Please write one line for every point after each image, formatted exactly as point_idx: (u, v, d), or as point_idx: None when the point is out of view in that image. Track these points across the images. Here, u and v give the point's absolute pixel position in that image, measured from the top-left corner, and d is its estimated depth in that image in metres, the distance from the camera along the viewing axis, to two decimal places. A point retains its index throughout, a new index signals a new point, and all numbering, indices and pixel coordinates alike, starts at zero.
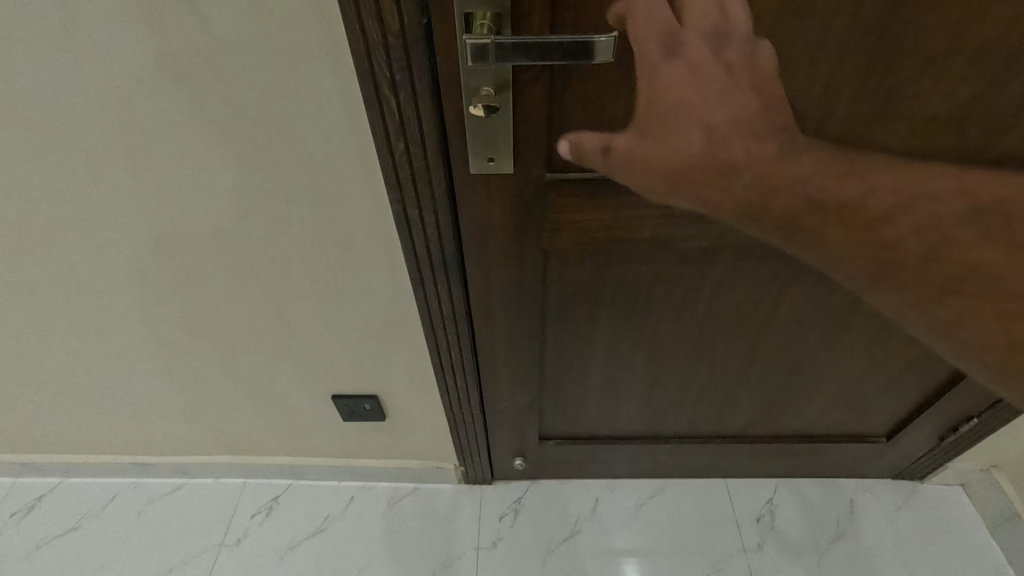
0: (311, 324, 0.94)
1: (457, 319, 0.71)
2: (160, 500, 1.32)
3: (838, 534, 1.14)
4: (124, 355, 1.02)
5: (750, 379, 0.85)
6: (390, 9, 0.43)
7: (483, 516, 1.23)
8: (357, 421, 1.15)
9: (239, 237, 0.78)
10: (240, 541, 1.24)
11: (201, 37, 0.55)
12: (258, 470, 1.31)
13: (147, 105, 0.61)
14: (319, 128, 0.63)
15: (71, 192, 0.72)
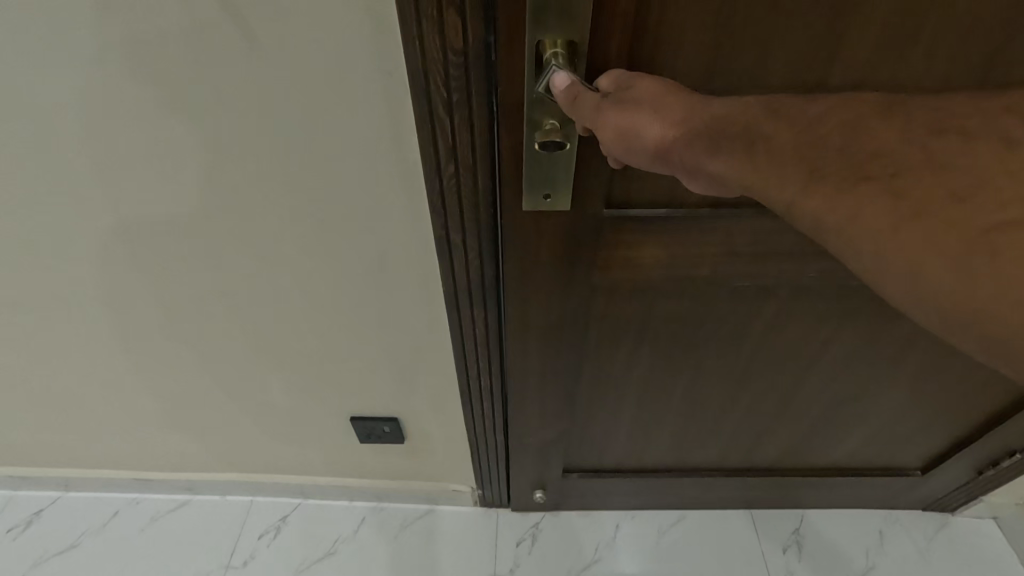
0: (333, 343, 0.90)
1: (491, 346, 0.67)
2: (163, 517, 1.27)
3: (868, 566, 1.10)
4: (133, 370, 0.99)
5: (793, 416, 0.81)
6: (452, 27, 0.41)
7: (500, 541, 1.20)
8: (373, 442, 1.12)
9: (265, 256, 0.75)
10: (246, 563, 1.20)
11: (243, 50, 0.52)
12: (266, 488, 1.27)
13: (179, 116, 0.58)
14: (362, 148, 0.60)
15: (90, 204, 0.69)
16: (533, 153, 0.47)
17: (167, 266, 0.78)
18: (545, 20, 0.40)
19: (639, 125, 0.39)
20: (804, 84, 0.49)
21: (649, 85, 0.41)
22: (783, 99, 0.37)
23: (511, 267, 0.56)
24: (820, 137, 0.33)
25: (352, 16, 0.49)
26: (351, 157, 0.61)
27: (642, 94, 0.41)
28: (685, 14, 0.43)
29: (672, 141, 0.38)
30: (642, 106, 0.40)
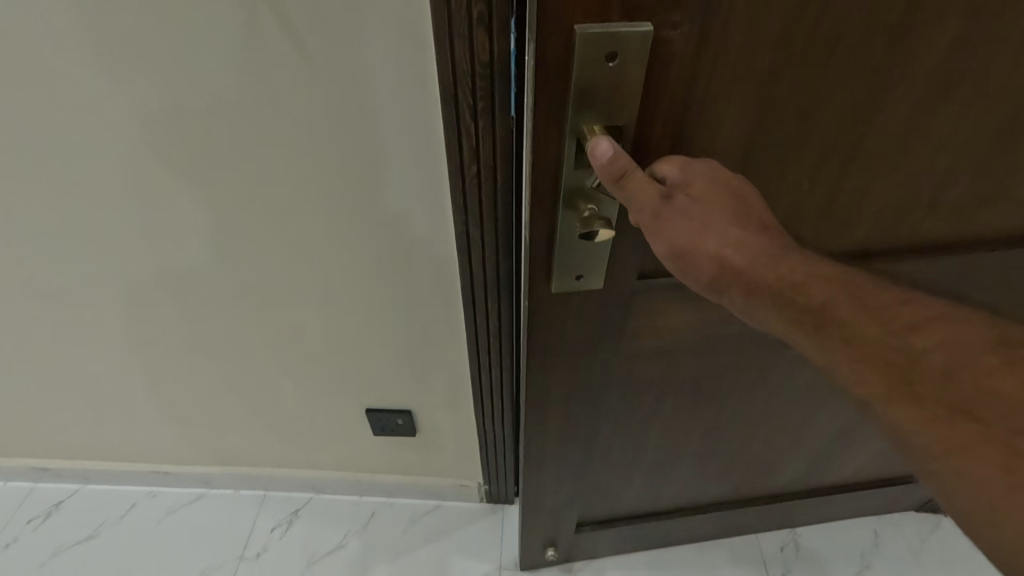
0: (356, 335, 0.97)
1: (500, 292, 0.83)
2: (179, 510, 1.31)
3: (862, 565, 1.15)
4: (163, 363, 1.04)
5: (804, 446, 0.82)
6: (479, 47, 0.56)
7: (505, 536, 1.24)
8: (386, 435, 1.17)
9: (296, 245, 0.82)
10: (259, 555, 1.24)
11: (295, 52, 0.61)
12: (279, 483, 1.30)
13: (232, 106, 0.66)
14: (392, 147, 0.69)
15: (147, 195, 0.76)
16: (566, 230, 0.48)
17: (212, 257, 0.84)
18: (585, 101, 0.42)
19: (695, 263, 0.44)
20: (839, 142, 0.50)
21: (708, 215, 0.44)
22: (861, 283, 0.44)
23: (537, 334, 0.55)
24: (908, 344, 0.42)
25: (393, 31, 0.59)
26: (382, 154, 0.70)
27: (699, 223, 0.44)
28: (732, 93, 0.44)
29: (724, 279, 0.44)
30: (702, 236, 0.44)
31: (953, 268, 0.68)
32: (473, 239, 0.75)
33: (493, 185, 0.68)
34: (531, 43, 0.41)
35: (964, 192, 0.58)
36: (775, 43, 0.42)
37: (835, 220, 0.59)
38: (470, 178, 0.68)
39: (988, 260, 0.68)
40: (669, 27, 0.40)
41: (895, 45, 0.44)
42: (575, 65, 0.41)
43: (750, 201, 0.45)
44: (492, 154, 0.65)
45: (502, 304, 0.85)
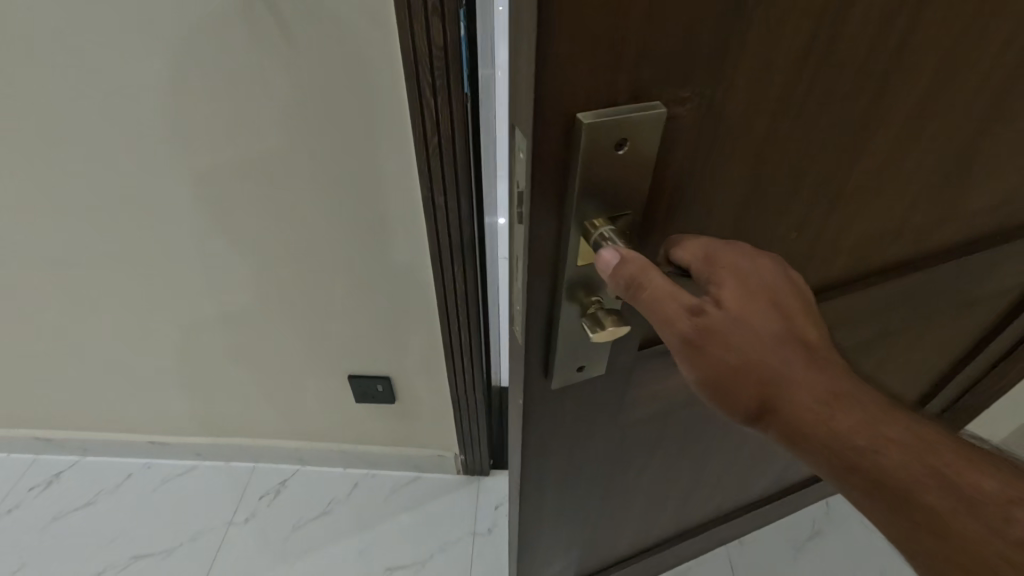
0: (338, 306, 1.03)
1: (464, 252, 0.88)
2: (174, 479, 1.38)
3: (815, 531, 1.28)
4: (156, 333, 1.12)
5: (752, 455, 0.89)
6: (434, 27, 0.65)
7: (480, 504, 1.33)
8: (369, 402, 1.21)
9: (276, 207, 0.88)
10: (248, 520, 1.31)
11: (274, 31, 0.69)
12: (267, 456, 1.37)
13: (217, 73, 0.73)
14: (366, 119, 0.77)
15: (148, 160, 0.84)
16: (566, 320, 0.46)
17: (204, 222, 0.91)
18: (587, 195, 0.39)
19: (732, 399, 0.40)
20: (824, 189, 0.49)
21: (747, 341, 0.39)
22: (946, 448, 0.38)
23: (533, 402, 0.53)
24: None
25: (364, 15, 0.68)
26: (358, 127, 0.78)
27: (736, 349, 0.39)
28: (725, 156, 0.42)
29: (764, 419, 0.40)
30: (738, 366, 0.39)
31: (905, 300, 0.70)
32: (439, 205, 0.82)
33: (454, 152, 0.76)
34: (525, 140, 0.36)
35: (924, 226, 0.59)
36: (775, 105, 0.40)
37: (816, 263, 0.58)
38: (432, 145, 0.76)
39: (938, 292, 0.71)
40: (677, 102, 0.37)
41: (875, 97, 0.43)
42: (578, 161, 0.37)
43: (786, 307, 0.40)
44: (451, 125, 0.74)
45: (468, 269, 0.91)
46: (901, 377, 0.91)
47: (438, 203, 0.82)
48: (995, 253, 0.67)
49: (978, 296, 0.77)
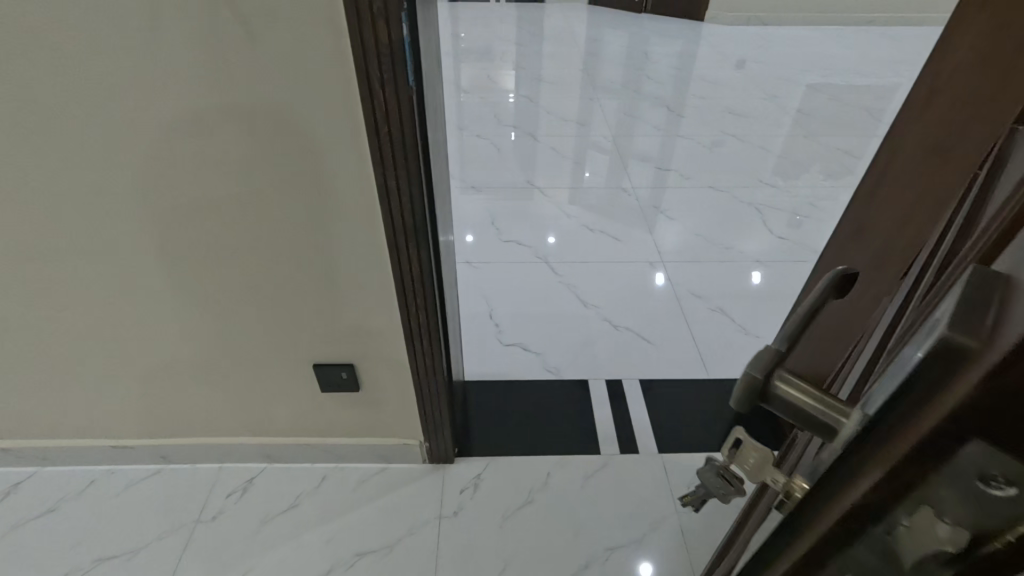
0: (302, 300, 1.07)
1: (417, 232, 0.93)
2: (139, 483, 1.39)
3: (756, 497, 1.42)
4: (115, 335, 1.13)
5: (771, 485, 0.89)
6: (380, 27, 0.71)
7: (446, 489, 1.40)
8: (333, 391, 1.25)
9: (235, 200, 0.92)
10: (215, 518, 1.33)
11: (227, 33, 0.73)
12: (234, 455, 1.40)
13: (173, 74, 0.77)
14: (320, 116, 0.81)
15: (101, 160, 0.86)
16: None
17: (163, 220, 0.94)
18: None
19: None
20: None
21: None
22: None
23: None
24: None
25: (309, 18, 0.71)
26: (313, 123, 0.81)
27: None
28: None
29: None
30: None
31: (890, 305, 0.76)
32: (393, 189, 0.87)
33: (404, 140, 0.82)
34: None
35: None
36: None
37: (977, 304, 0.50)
38: (384, 134, 0.81)
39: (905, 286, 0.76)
40: None
41: None
42: None
43: None
44: (400, 116, 0.79)
45: (422, 248, 0.96)
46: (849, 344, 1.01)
47: (392, 187, 0.87)
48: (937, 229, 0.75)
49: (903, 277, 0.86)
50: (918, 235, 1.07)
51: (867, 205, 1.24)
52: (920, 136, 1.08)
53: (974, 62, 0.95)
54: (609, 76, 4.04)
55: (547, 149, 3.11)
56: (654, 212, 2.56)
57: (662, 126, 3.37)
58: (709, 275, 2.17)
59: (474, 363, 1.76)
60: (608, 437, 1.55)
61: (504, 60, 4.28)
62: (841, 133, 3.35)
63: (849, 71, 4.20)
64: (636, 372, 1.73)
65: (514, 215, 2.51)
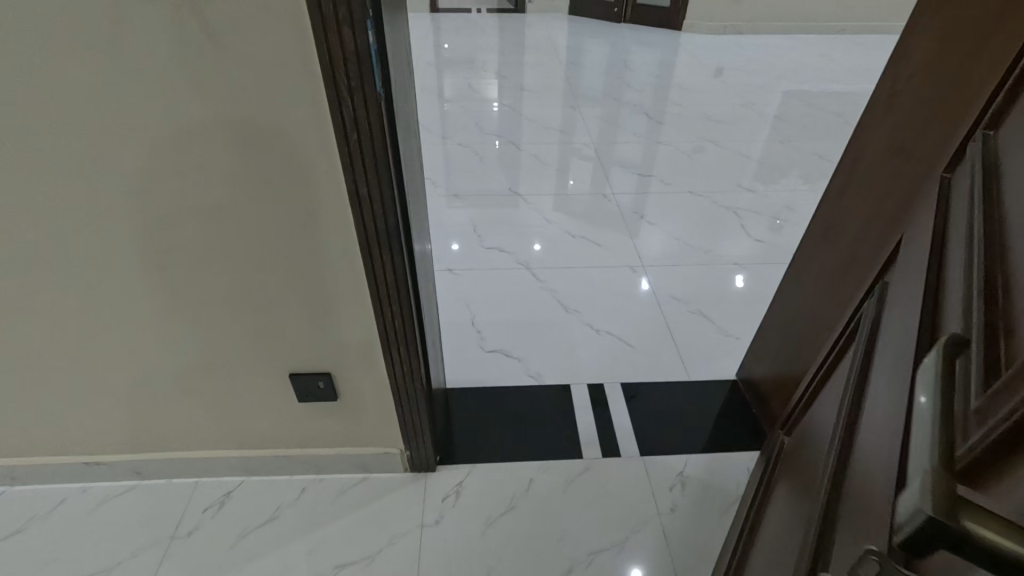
0: (277, 309, 1.06)
1: (389, 238, 0.93)
2: (112, 500, 1.36)
3: (736, 496, 1.43)
4: (83, 348, 1.10)
5: (790, 499, 0.90)
6: (347, 37, 0.71)
7: (428, 498, 1.39)
8: (311, 401, 1.24)
9: (206, 210, 0.91)
10: (191, 533, 1.30)
11: (193, 42, 0.73)
12: (211, 469, 1.38)
13: (138, 83, 0.76)
14: (290, 126, 0.81)
15: (67, 171, 0.85)
16: None
17: (132, 231, 0.93)
18: None
19: None
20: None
21: None
22: None
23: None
24: None
25: (275, 27, 0.71)
26: (283, 132, 0.81)
27: None
28: None
29: None
30: None
31: (887, 314, 0.77)
32: (364, 195, 0.87)
33: (375, 148, 0.82)
34: None
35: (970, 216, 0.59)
36: None
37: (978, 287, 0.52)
38: (354, 142, 0.81)
39: (896, 293, 0.77)
40: None
41: None
42: None
43: None
44: (369, 124, 0.79)
45: (396, 255, 0.96)
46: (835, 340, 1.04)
47: (363, 194, 0.87)
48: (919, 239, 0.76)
49: (887, 280, 0.87)
50: (884, 234, 1.10)
51: (836, 206, 1.27)
52: (884, 137, 1.11)
53: (930, 65, 0.99)
54: (590, 84, 4.09)
55: (529, 157, 3.13)
56: (635, 218, 2.59)
57: (642, 133, 3.41)
58: (689, 279, 2.19)
59: (456, 370, 1.76)
60: (591, 441, 1.55)
61: (486, 69, 4.31)
62: (816, 139, 3.42)
63: (823, 78, 4.30)
64: (618, 375, 1.74)
65: (496, 222, 2.52)
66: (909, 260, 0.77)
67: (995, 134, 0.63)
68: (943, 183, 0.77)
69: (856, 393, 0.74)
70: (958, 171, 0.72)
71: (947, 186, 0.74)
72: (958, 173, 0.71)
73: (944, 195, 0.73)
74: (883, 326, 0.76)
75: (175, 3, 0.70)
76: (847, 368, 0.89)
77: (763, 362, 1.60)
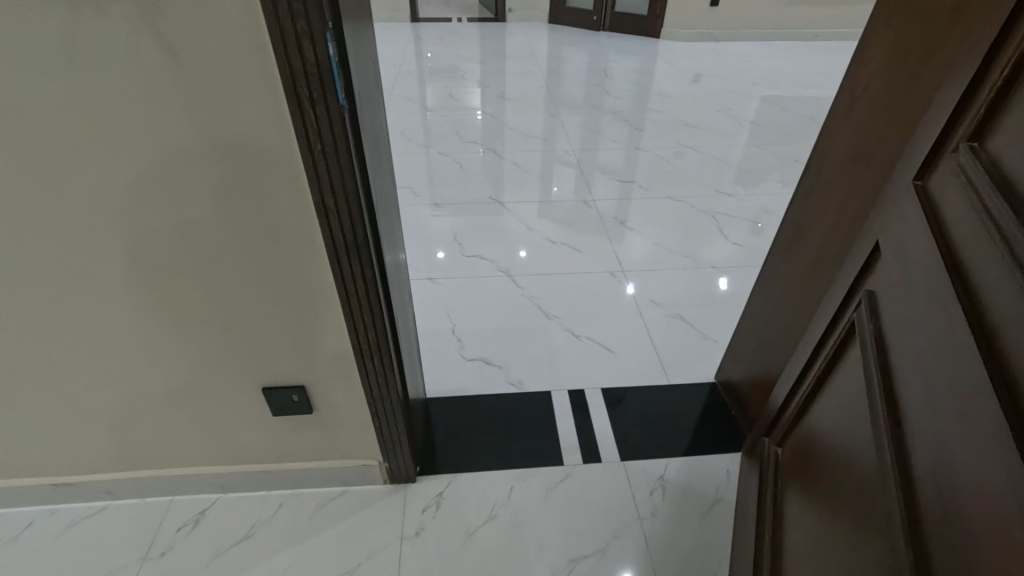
0: (249, 322, 1.05)
1: (358, 247, 0.93)
2: (81, 522, 1.32)
3: (716, 499, 1.44)
4: (48, 367, 1.08)
5: (829, 520, 0.90)
6: (307, 49, 0.71)
7: (408, 510, 1.38)
8: (286, 414, 1.22)
9: (170, 223, 0.90)
10: (164, 554, 1.27)
11: (153, 55, 0.72)
12: (184, 486, 1.35)
13: (96, 97, 0.75)
14: (254, 137, 0.80)
15: (25, 187, 0.83)
16: None
17: (94, 247, 0.91)
18: None
19: None
20: None
21: None
22: None
23: None
24: None
25: (236, 40, 0.71)
26: (247, 143, 0.81)
27: None
28: None
29: None
30: None
31: (896, 329, 0.78)
32: (330, 206, 0.87)
33: (340, 160, 0.82)
34: None
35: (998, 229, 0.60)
36: None
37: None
38: (319, 154, 0.81)
39: (897, 307, 0.79)
40: None
41: None
42: None
43: None
44: (333, 134, 0.79)
45: (365, 266, 0.96)
46: (821, 332, 1.06)
47: (330, 205, 0.87)
48: (907, 252, 0.78)
49: (870, 289, 0.89)
50: (850, 236, 1.12)
51: (803, 209, 1.29)
52: (846, 141, 1.13)
53: (886, 72, 1.01)
54: (571, 92, 4.13)
55: (511, 165, 3.14)
56: (616, 224, 2.61)
57: (623, 140, 3.45)
58: (669, 283, 2.21)
59: (437, 379, 1.75)
60: (571, 448, 1.55)
61: (467, 78, 4.33)
62: (792, 143, 3.48)
63: (798, 83, 4.40)
64: (599, 381, 1.75)
65: (477, 231, 2.52)
66: (901, 271, 0.79)
67: (985, 148, 0.66)
68: (917, 193, 0.79)
69: (892, 411, 0.75)
70: (937, 185, 0.75)
71: (927, 197, 0.76)
72: (939, 190, 0.74)
73: (930, 209, 0.75)
74: (896, 340, 0.77)
75: (134, 19, 0.69)
76: (853, 380, 0.91)
77: (740, 365, 1.61)
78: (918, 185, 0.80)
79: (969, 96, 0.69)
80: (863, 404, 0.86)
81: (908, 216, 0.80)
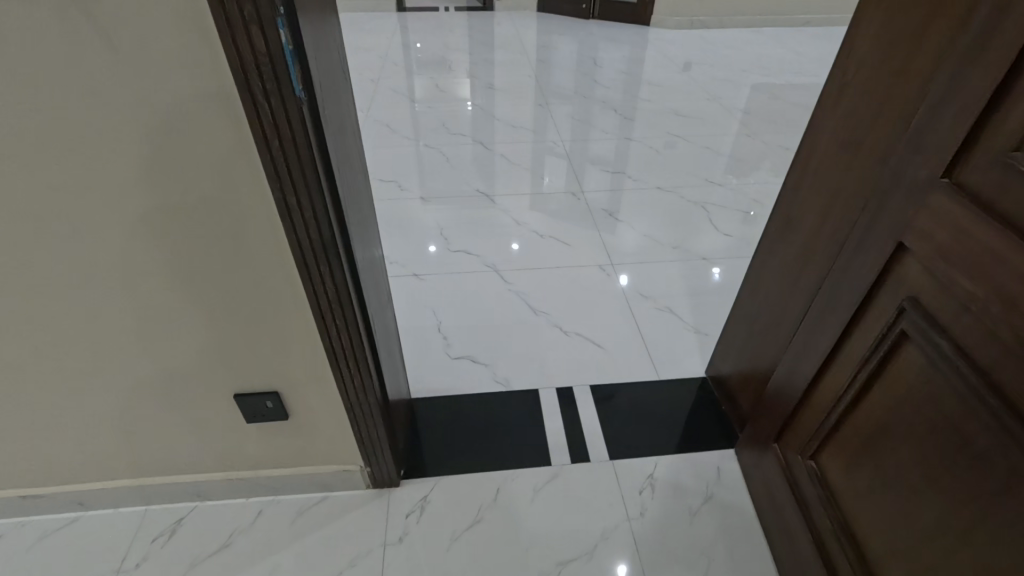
0: (216, 325, 1.00)
1: (326, 248, 0.88)
2: (53, 535, 1.28)
3: (707, 497, 1.41)
4: (5, 376, 1.03)
5: (966, 559, 0.78)
6: (257, 40, 0.67)
7: (391, 515, 1.35)
8: (259, 421, 1.18)
9: (123, 224, 0.85)
10: (139, 565, 1.23)
11: (96, 46, 0.67)
12: (158, 495, 1.31)
13: (34, 92, 0.70)
14: (207, 132, 0.75)
15: None
16: None
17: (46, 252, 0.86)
18: None
19: None
20: None
21: None
22: None
23: None
24: None
25: (183, 31, 0.66)
26: (200, 139, 0.76)
27: None
28: None
29: None
30: None
31: (1002, 340, 0.69)
32: (293, 206, 0.82)
33: (301, 155, 0.77)
34: None
35: None
36: None
37: None
38: (277, 150, 0.76)
39: (981, 313, 0.72)
40: None
41: None
42: None
43: None
44: (290, 126, 0.74)
45: (334, 267, 0.91)
46: (835, 336, 1.01)
47: (293, 203, 0.82)
48: (977, 254, 0.71)
49: (916, 294, 0.83)
50: (841, 228, 1.09)
51: (792, 202, 1.25)
52: (835, 129, 1.09)
53: (876, 56, 0.97)
54: (560, 81, 4.07)
55: (499, 157, 3.09)
56: (606, 216, 2.57)
57: (612, 130, 3.40)
58: (659, 276, 2.18)
59: (421, 379, 1.70)
60: (559, 447, 1.52)
61: (454, 69, 4.25)
62: (782, 131, 3.45)
63: (787, 70, 4.36)
64: (586, 377, 1.72)
65: (465, 225, 2.48)
66: (973, 277, 0.72)
67: None
68: (954, 189, 0.75)
69: None
70: (990, 186, 0.70)
71: (979, 197, 0.72)
72: (997, 186, 0.69)
73: (992, 211, 0.70)
74: (1010, 356, 0.69)
75: (74, 8, 0.64)
76: (931, 396, 0.82)
77: (731, 360, 1.59)
78: (950, 182, 0.76)
79: (1015, 84, 0.66)
80: (965, 425, 0.76)
81: (950, 215, 0.75)
